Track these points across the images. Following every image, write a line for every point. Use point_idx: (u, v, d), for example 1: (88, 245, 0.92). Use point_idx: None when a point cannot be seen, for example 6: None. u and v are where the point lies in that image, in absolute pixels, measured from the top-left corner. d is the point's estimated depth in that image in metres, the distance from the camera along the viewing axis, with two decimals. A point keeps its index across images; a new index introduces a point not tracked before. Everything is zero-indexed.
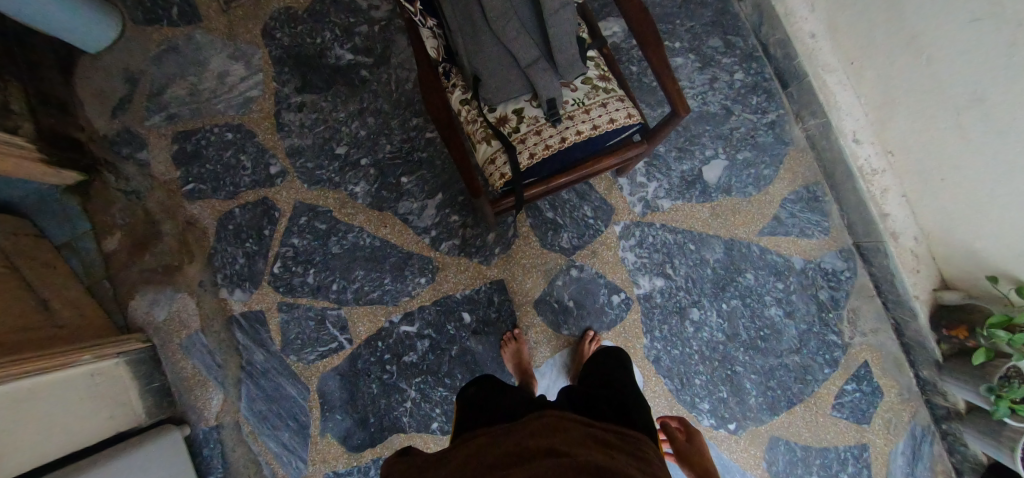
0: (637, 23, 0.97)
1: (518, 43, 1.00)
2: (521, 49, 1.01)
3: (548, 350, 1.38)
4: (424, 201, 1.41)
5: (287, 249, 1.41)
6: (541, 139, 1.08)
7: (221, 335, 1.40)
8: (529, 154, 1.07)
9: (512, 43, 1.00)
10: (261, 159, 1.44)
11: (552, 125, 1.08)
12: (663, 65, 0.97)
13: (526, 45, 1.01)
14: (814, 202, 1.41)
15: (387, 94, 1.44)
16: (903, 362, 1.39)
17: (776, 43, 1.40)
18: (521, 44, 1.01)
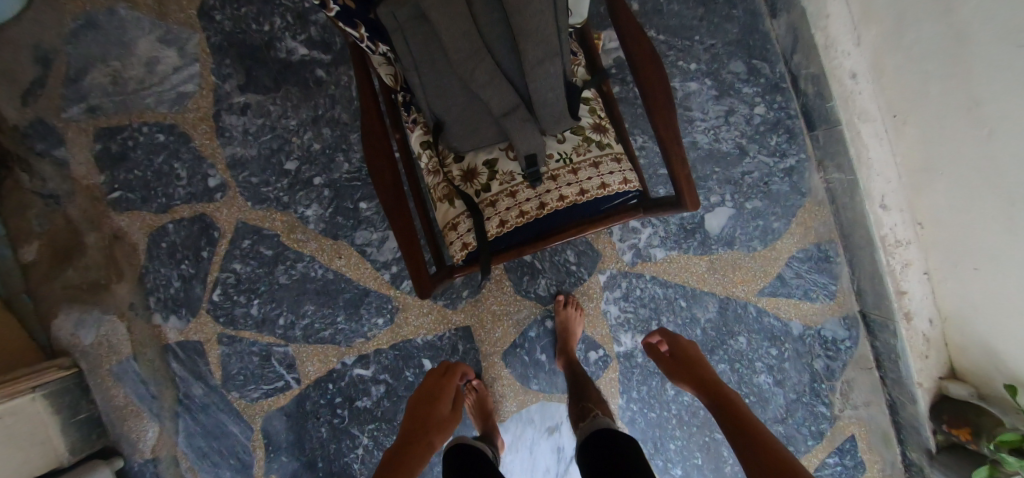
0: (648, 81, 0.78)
1: (492, 92, 0.81)
2: (495, 99, 0.81)
3: (515, 404, 1.26)
4: (385, 231, 1.24)
5: (228, 275, 1.25)
6: (516, 203, 0.90)
7: (155, 365, 1.27)
8: (499, 219, 0.90)
9: (484, 92, 0.80)
10: (199, 169, 1.24)
11: (530, 185, 0.90)
12: (675, 144, 0.79)
13: (502, 95, 0.81)
14: (823, 262, 1.27)
15: (347, 103, 1.25)
16: (892, 441, 1.29)
17: (806, 77, 1.20)
18: (496, 93, 0.81)
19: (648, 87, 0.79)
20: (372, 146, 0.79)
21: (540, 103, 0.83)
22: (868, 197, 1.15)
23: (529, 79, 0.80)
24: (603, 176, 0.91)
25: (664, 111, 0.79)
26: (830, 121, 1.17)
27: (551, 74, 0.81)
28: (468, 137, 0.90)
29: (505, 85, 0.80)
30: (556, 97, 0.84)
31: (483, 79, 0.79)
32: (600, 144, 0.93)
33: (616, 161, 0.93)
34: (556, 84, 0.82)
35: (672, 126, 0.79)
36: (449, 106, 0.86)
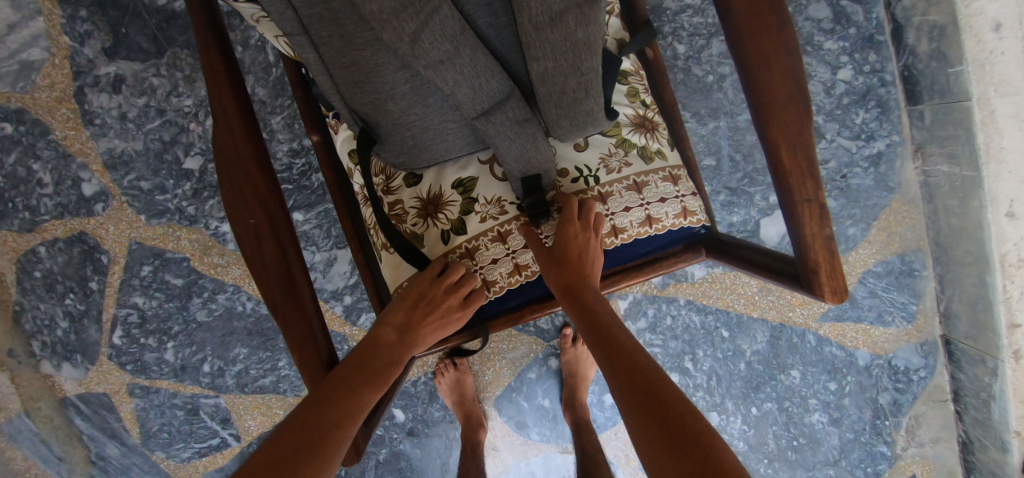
0: (763, 61, 0.38)
1: (456, 81, 0.43)
2: (464, 94, 0.44)
3: (513, 459, 1.00)
4: (332, 251, 0.94)
5: (128, 312, 0.94)
6: (506, 251, 0.56)
7: (55, 422, 0.97)
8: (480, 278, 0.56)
9: (440, 81, 0.43)
10: (66, 170, 0.90)
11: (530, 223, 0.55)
12: (807, 182, 0.41)
13: (475, 87, 0.44)
14: (906, 276, 0.97)
15: (264, 73, 0.89)
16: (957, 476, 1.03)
17: (918, 25, 0.88)
18: (464, 84, 0.43)
19: (764, 70, 0.39)
20: (236, 195, 0.41)
21: (552, 97, 0.45)
22: (993, 203, 0.86)
23: (529, 55, 0.41)
24: (650, 206, 0.55)
25: (791, 117, 0.39)
26: (948, 93, 0.87)
27: (576, 42, 0.41)
28: (422, 151, 0.52)
29: (481, 67, 0.43)
30: (587, 85, 0.44)
31: (437, 56, 0.41)
32: (645, 152, 0.57)
33: (671, 180, 0.56)
34: (588, 62, 0.43)
35: (805, 147, 0.40)
36: (384, 103, 0.46)
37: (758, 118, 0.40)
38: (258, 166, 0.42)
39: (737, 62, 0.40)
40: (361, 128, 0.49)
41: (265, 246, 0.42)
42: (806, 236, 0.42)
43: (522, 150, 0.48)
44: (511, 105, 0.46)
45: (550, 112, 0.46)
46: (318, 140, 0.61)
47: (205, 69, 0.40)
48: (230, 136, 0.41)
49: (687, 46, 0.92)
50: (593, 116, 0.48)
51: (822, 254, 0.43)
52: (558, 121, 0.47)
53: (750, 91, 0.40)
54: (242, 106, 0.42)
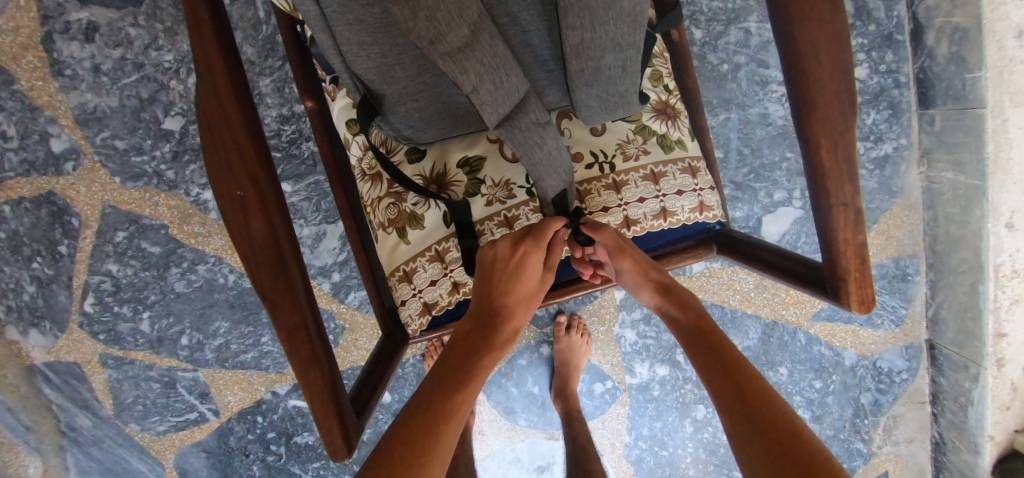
0: (816, 55, 0.35)
1: (478, 75, 0.35)
2: (486, 91, 0.36)
3: (499, 443, 0.99)
4: (321, 226, 0.89)
5: (101, 280, 0.89)
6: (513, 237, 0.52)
7: (22, 390, 0.92)
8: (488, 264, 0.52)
9: (460, 76, 0.34)
10: (33, 124, 0.83)
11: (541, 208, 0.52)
12: (845, 186, 0.39)
13: (497, 82, 0.36)
14: (900, 281, 0.98)
15: (253, 31, 0.82)
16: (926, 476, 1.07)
17: (940, 26, 0.87)
18: (486, 78, 0.36)
19: (813, 63, 0.36)
20: (220, 165, 0.35)
21: (586, 74, 0.39)
22: (994, 213, 0.87)
23: (565, 23, 0.34)
24: (666, 198, 0.53)
25: (834, 114, 0.37)
26: (964, 99, 0.86)
27: (621, 13, 0.35)
28: (431, 124, 0.48)
29: (500, 58, 0.36)
30: (625, 63, 0.39)
31: (455, 43, 0.33)
32: (667, 141, 0.53)
33: (690, 172, 0.53)
34: (631, 37, 0.37)
35: (848, 150, 0.38)
36: (385, 67, 0.40)
37: (799, 111, 0.38)
38: (249, 133, 0.36)
39: (783, 50, 0.37)
40: (361, 95, 0.43)
41: (253, 224, 0.36)
42: (838, 242, 0.40)
43: (549, 169, 0.43)
44: (533, 107, 0.40)
45: (582, 91, 0.41)
46: (313, 107, 0.56)
47: (186, 16, 0.33)
48: (215, 97, 0.35)
49: (704, 31, 0.89)
50: (626, 99, 0.44)
51: (852, 266, 0.41)
52: (590, 102, 0.42)
53: (793, 82, 0.37)
54: (229, 62, 0.35)
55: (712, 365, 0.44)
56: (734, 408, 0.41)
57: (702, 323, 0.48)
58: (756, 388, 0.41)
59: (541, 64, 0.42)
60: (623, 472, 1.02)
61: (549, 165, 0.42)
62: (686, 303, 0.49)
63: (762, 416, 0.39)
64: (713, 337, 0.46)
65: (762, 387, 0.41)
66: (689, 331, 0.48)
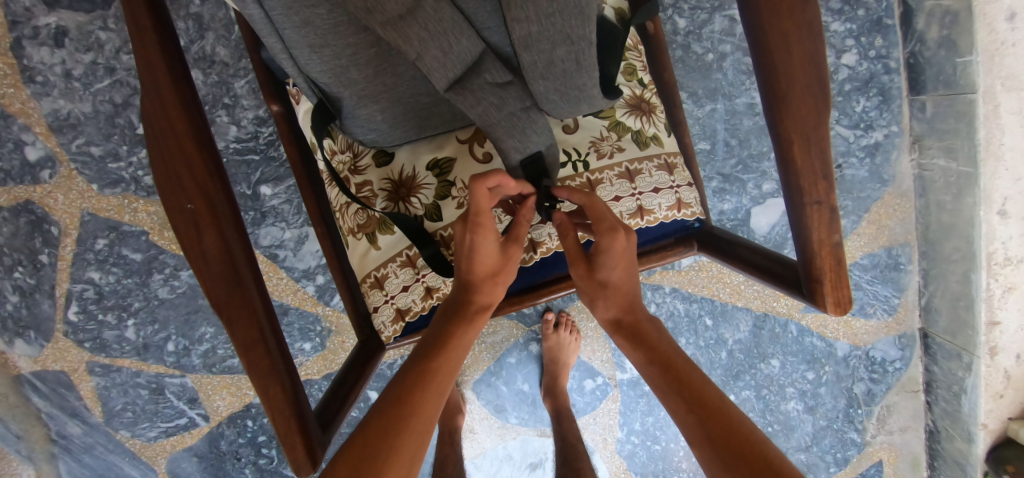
0: (786, 48, 0.34)
1: (423, 42, 0.34)
2: (433, 58, 0.35)
3: (490, 440, 0.99)
4: (303, 228, 0.88)
5: (83, 288, 0.88)
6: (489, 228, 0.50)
7: (11, 400, 0.92)
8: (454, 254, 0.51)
9: (403, 44, 0.33)
10: (6, 132, 0.82)
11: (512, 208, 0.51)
12: (819, 183, 0.37)
13: (445, 47, 0.35)
14: (892, 270, 0.97)
15: (226, 32, 0.81)
16: (920, 464, 1.06)
17: (931, 10, 0.85)
18: (431, 44, 0.34)
19: (783, 58, 0.34)
20: (169, 177, 0.34)
21: (539, 67, 0.37)
22: (986, 201, 0.85)
23: (509, 15, 0.33)
24: (642, 196, 0.51)
25: (807, 110, 0.35)
26: (954, 84, 0.84)
27: (567, 3, 0.32)
28: (396, 126, 0.46)
29: (448, 22, 0.34)
30: (577, 56, 0.37)
31: (396, 11, 0.32)
32: (642, 137, 0.52)
33: (666, 169, 0.52)
34: (580, 29, 0.35)
35: (821, 147, 0.36)
36: (340, 69, 0.38)
37: (771, 109, 0.36)
38: (198, 145, 0.35)
39: (753, 43, 0.35)
40: (318, 99, 0.42)
41: (205, 237, 0.35)
42: (812, 242, 0.39)
43: (512, 131, 0.42)
44: (488, 66, 0.38)
45: (539, 84, 0.39)
46: (279, 111, 0.54)
47: (127, 23, 0.31)
48: (161, 108, 0.33)
49: (688, 20, 0.87)
50: (585, 92, 0.42)
51: (828, 266, 0.39)
52: (551, 95, 0.41)
53: (764, 77, 0.36)
54: (175, 73, 0.33)
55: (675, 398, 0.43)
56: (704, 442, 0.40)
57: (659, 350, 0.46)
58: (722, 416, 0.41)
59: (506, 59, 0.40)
60: (616, 468, 1.01)
61: (511, 126, 0.41)
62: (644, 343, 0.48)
63: (734, 449, 0.38)
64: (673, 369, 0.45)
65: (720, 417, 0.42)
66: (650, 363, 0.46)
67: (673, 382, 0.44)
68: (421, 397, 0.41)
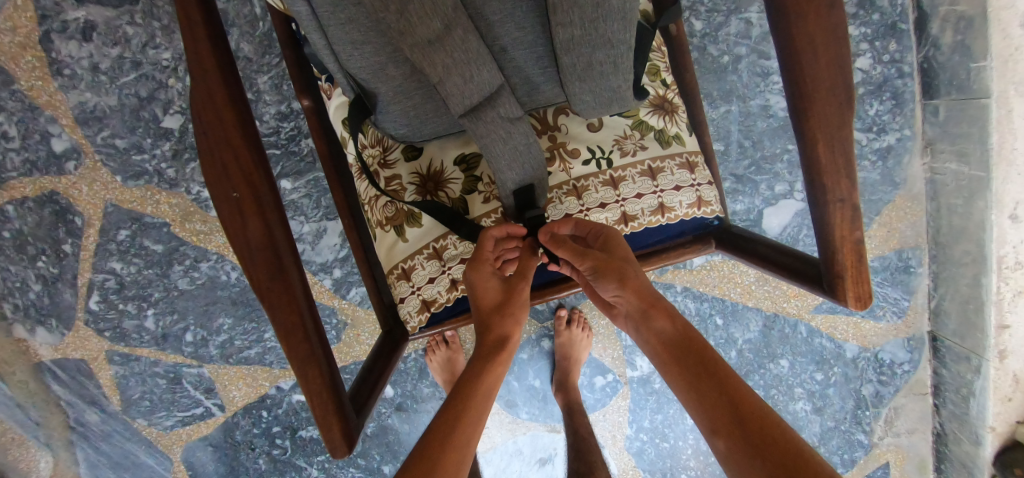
0: (811, 49, 0.35)
1: (447, 68, 0.37)
2: (453, 85, 0.38)
3: (501, 435, 1.00)
4: (322, 222, 0.90)
5: (105, 278, 0.90)
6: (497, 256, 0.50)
7: (31, 387, 0.94)
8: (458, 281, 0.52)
9: (428, 67, 0.36)
10: (34, 123, 0.83)
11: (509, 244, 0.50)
12: (843, 181, 0.38)
13: (467, 76, 0.38)
14: (901, 272, 0.98)
15: (250, 28, 0.82)
16: (927, 467, 1.07)
17: (945, 15, 0.86)
18: (454, 71, 0.37)
19: (811, 59, 0.35)
20: (215, 166, 0.34)
21: (579, 70, 0.39)
22: (998, 205, 0.86)
23: (555, 21, 0.35)
24: (663, 194, 0.52)
25: (832, 110, 0.36)
26: (967, 89, 0.85)
27: (611, 8, 0.35)
28: (427, 122, 0.47)
29: (473, 55, 0.37)
30: (616, 59, 0.39)
31: (426, 36, 0.35)
32: (664, 136, 0.53)
33: (688, 168, 0.53)
34: (623, 35, 0.37)
35: (844, 145, 0.37)
36: (378, 66, 0.39)
37: (796, 108, 0.37)
38: (245, 136, 0.35)
39: (781, 43, 0.36)
40: (355, 94, 0.43)
41: (250, 226, 0.35)
42: (834, 238, 0.40)
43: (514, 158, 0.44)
44: (502, 102, 0.41)
45: (575, 86, 0.41)
46: (310, 105, 0.56)
47: (179, 18, 0.31)
48: (208, 99, 0.33)
49: (704, 22, 0.88)
50: (619, 94, 0.43)
51: (849, 261, 0.40)
52: (583, 97, 0.43)
53: (789, 75, 0.36)
54: (222, 62, 0.33)
55: (704, 384, 0.41)
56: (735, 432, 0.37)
57: (689, 333, 0.45)
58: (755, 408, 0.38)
59: (535, 61, 0.42)
60: (624, 465, 1.02)
61: (512, 160, 0.44)
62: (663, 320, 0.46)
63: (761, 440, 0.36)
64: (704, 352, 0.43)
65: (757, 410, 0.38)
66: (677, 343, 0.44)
67: (702, 365, 0.42)
68: (460, 414, 0.42)
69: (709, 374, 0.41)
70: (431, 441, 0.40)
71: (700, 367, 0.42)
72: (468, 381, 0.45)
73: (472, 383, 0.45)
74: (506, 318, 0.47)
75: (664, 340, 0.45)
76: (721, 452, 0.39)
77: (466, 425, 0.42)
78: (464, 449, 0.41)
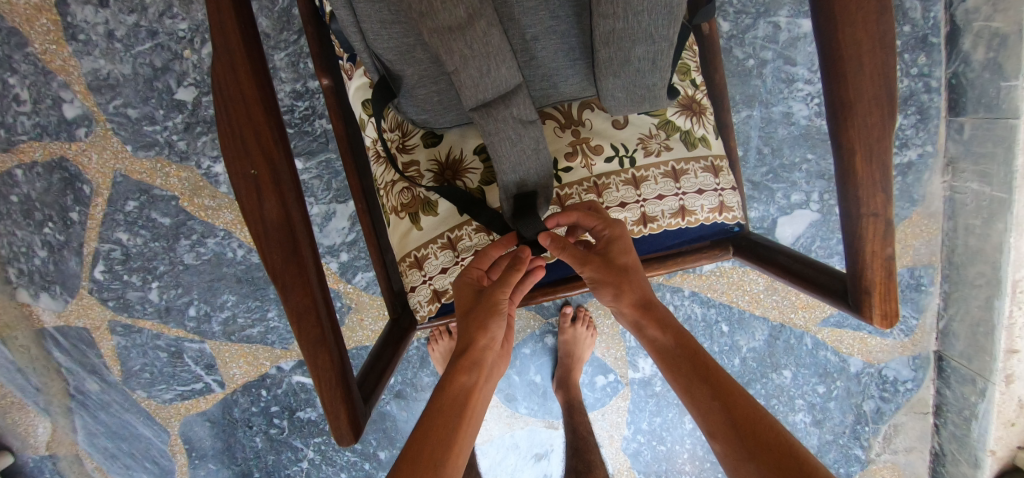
0: (855, 55, 0.33)
1: (464, 58, 0.36)
2: (468, 77, 0.37)
3: (499, 428, 1.00)
4: (331, 205, 0.89)
5: (111, 248, 0.89)
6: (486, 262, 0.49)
7: (33, 353, 0.94)
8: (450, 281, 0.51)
9: (445, 55, 0.35)
10: (46, 88, 0.82)
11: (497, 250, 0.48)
12: (877, 196, 0.37)
13: (482, 70, 0.37)
14: (912, 290, 0.97)
15: (269, 2, 0.81)
16: None
17: (979, 31, 0.83)
18: (470, 63, 0.36)
19: (855, 69, 0.33)
20: (234, 141, 0.32)
21: (614, 64, 0.39)
22: (1017, 228, 0.84)
23: (599, 11, 0.35)
24: (685, 196, 0.51)
25: (872, 121, 0.35)
26: (995, 108, 0.83)
27: (657, 4, 0.35)
28: (450, 108, 0.45)
29: (492, 48, 0.36)
30: (655, 56, 0.39)
31: (446, 22, 0.34)
32: (691, 137, 0.52)
33: (712, 171, 0.52)
34: (666, 30, 0.37)
35: (882, 159, 0.36)
36: (407, 47, 0.38)
37: (834, 117, 0.36)
38: (265, 110, 0.32)
39: (823, 48, 0.34)
40: (380, 75, 0.42)
41: (266, 205, 0.34)
42: (865, 254, 0.39)
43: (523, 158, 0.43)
44: (516, 102, 0.40)
45: (609, 81, 0.41)
46: (328, 85, 0.55)
47: None
48: (231, 70, 0.31)
49: (731, 24, 0.86)
50: (653, 93, 0.43)
51: (879, 277, 0.39)
52: (616, 92, 0.42)
53: (831, 83, 0.35)
54: (245, 29, 0.30)
55: (700, 389, 0.46)
56: (729, 433, 0.43)
57: (682, 340, 0.49)
58: (749, 409, 0.43)
59: (566, 53, 0.41)
60: (619, 465, 1.02)
61: (517, 162, 0.43)
62: (663, 324, 0.50)
63: (758, 440, 0.41)
64: (698, 357, 0.47)
65: (754, 410, 0.43)
66: (672, 351, 0.49)
67: (696, 371, 0.47)
68: (429, 426, 0.43)
69: (704, 378, 0.46)
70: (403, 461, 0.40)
71: (694, 374, 0.47)
72: (434, 397, 0.45)
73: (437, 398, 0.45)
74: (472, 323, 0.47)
75: (664, 347, 0.50)
76: (719, 449, 0.45)
77: (435, 445, 0.42)
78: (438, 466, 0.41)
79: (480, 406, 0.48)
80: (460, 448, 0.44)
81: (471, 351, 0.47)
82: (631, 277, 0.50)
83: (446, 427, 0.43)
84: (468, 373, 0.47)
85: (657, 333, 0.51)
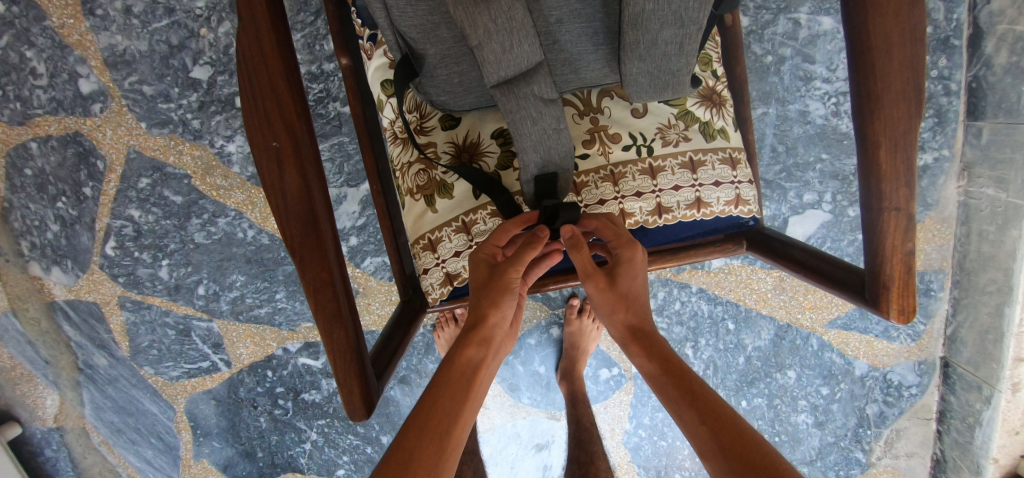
0: (883, 48, 0.33)
1: (489, 33, 0.36)
2: (492, 52, 0.37)
3: (502, 417, 1.00)
4: (343, 188, 0.89)
5: (122, 225, 0.90)
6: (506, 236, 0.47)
7: (43, 326, 0.95)
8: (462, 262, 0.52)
9: (470, 29, 0.35)
10: (62, 63, 0.82)
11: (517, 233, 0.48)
12: (901, 190, 0.37)
13: (505, 45, 0.37)
14: (921, 295, 0.96)
15: None
16: None
17: (1003, 34, 0.82)
18: (495, 38, 0.36)
19: (883, 62, 0.33)
20: (257, 112, 0.32)
21: (640, 47, 0.39)
22: None
23: None
24: (702, 188, 0.51)
25: (899, 115, 0.34)
26: (1016, 112, 0.82)
27: None
28: (471, 90, 0.45)
29: (517, 24, 0.36)
30: (682, 40, 0.39)
31: None
32: (710, 127, 0.52)
33: (729, 163, 0.51)
34: (695, 12, 0.37)
35: (908, 152, 0.35)
36: (430, 25, 0.39)
37: (860, 111, 0.36)
38: (289, 83, 0.32)
39: (852, 40, 0.34)
40: (402, 54, 0.42)
41: (287, 179, 0.34)
42: (885, 248, 0.39)
43: (540, 144, 0.42)
44: (537, 81, 0.40)
45: (633, 65, 0.41)
46: (348, 64, 0.55)
47: None
48: (256, 42, 0.30)
49: (751, 19, 0.85)
50: (677, 79, 0.43)
51: (894, 270, 0.39)
52: (639, 78, 0.42)
53: (858, 75, 0.35)
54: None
55: (685, 408, 0.46)
56: (714, 453, 0.42)
57: (670, 364, 0.49)
58: (734, 428, 0.42)
59: (589, 37, 0.41)
60: (620, 459, 1.03)
61: (539, 143, 0.42)
62: (653, 348, 0.51)
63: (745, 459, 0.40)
64: (683, 379, 0.47)
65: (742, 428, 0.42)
66: (658, 376, 0.49)
67: (682, 392, 0.46)
68: (437, 399, 0.43)
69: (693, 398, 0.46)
70: (409, 430, 0.40)
71: (681, 395, 0.46)
72: (441, 371, 0.45)
73: (446, 370, 0.45)
74: (485, 299, 0.47)
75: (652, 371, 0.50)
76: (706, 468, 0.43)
77: (441, 418, 0.42)
78: (441, 440, 0.41)
79: (485, 383, 0.48)
80: (464, 426, 0.43)
81: (481, 327, 0.47)
82: (630, 303, 0.52)
83: (452, 403, 0.43)
84: (476, 348, 0.47)
85: (643, 358, 0.51)
